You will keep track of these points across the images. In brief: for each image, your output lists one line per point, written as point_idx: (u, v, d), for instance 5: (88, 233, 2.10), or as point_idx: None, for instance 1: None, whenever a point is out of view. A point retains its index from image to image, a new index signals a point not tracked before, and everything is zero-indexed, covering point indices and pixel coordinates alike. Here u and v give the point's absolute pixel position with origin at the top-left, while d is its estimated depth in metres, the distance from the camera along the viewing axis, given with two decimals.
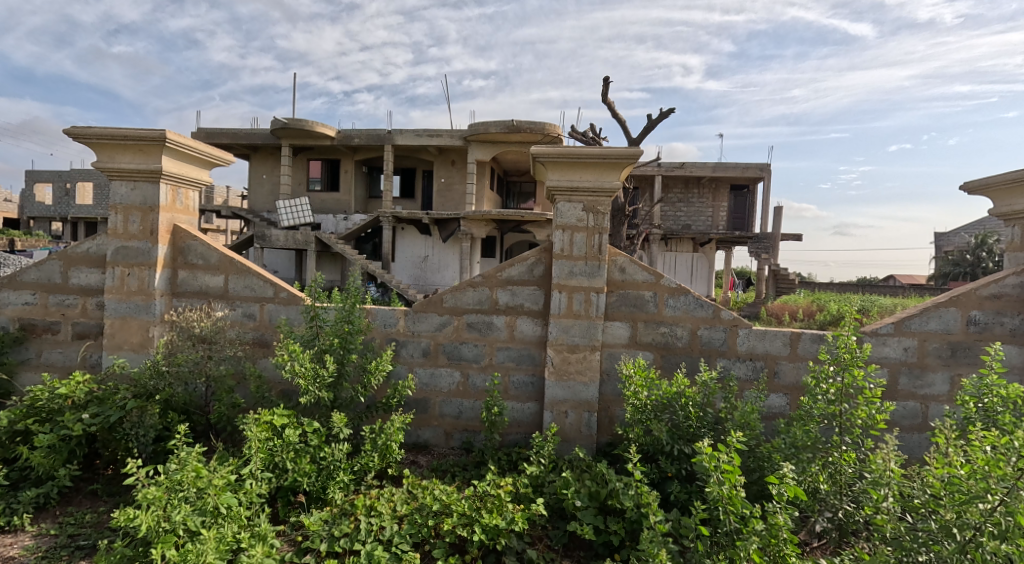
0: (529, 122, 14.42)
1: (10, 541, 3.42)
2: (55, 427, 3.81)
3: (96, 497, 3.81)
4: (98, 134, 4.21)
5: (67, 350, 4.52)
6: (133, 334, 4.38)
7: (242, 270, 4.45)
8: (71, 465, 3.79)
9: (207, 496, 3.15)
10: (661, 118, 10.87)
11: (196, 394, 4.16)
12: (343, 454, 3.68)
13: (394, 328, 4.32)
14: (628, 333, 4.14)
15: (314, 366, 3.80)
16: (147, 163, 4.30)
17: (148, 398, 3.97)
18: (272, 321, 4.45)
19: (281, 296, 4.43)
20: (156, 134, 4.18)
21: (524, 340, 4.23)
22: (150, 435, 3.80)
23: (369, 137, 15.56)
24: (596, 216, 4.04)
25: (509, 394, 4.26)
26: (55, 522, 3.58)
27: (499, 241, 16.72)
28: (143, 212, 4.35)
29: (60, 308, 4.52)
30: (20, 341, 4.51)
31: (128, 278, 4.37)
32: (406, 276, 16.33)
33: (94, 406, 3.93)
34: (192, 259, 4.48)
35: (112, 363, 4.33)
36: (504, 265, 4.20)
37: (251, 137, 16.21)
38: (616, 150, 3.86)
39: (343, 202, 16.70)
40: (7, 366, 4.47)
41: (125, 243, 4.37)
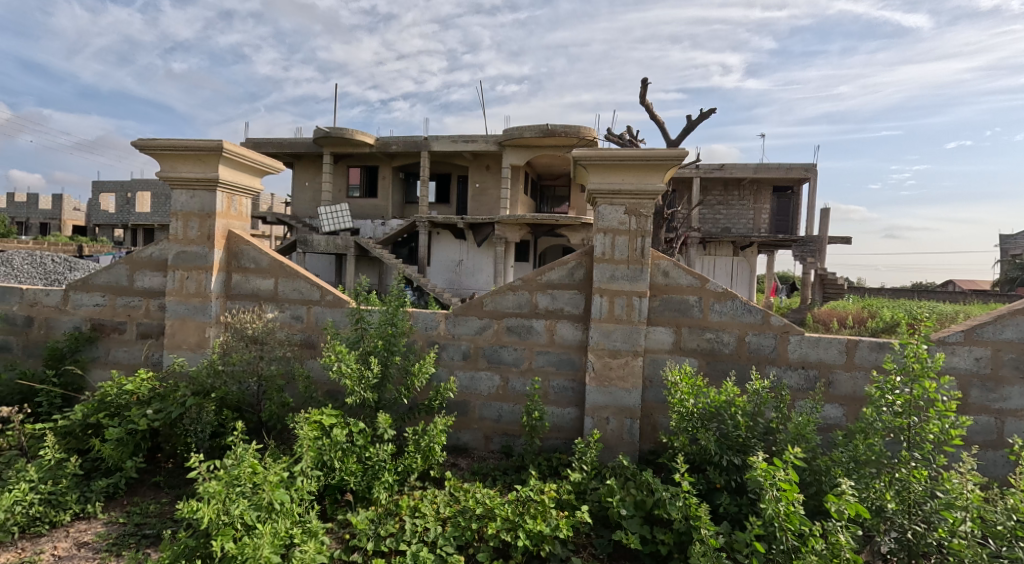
0: (563, 126, 14.29)
1: (84, 527, 3.57)
2: (123, 421, 3.98)
3: (158, 489, 3.93)
4: (161, 145, 4.37)
5: (131, 349, 4.68)
6: (190, 334, 4.51)
7: (291, 274, 4.54)
8: (137, 458, 3.92)
9: (262, 491, 3.21)
10: (701, 118, 10.72)
11: (248, 392, 4.24)
12: (388, 454, 3.72)
13: (435, 331, 4.36)
14: (671, 338, 4.07)
15: (359, 368, 3.87)
16: (207, 172, 4.43)
17: (206, 395, 4.08)
18: (318, 323, 4.53)
19: (327, 299, 4.50)
20: (214, 143, 4.31)
21: (564, 344, 4.20)
22: (207, 431, 3.91)
23: (405, 143, 15.70)
24: (639, 219, 3.99)
25: (548, 398, 4.24)
26: (124, 510, 3.72)
27: (532, 247, 16.74)
28: (201, 219, 4.49)
29: (126, 309, 4.69)
30: (92, 339, 4.69)
31: (186, 281, 4.51)
32: (442, 280, 16.49)
33: (157, 402, 4.08)
34: (244, 263, 4.60)
35: (171, 363, 4.48)
36: (544, 269, 4.18)
37: (294, 145, 16.62)
38: (659, 152, 3.81)
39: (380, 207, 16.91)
40: (79, 362, 4.65)
41: (184, 248, 4.51)
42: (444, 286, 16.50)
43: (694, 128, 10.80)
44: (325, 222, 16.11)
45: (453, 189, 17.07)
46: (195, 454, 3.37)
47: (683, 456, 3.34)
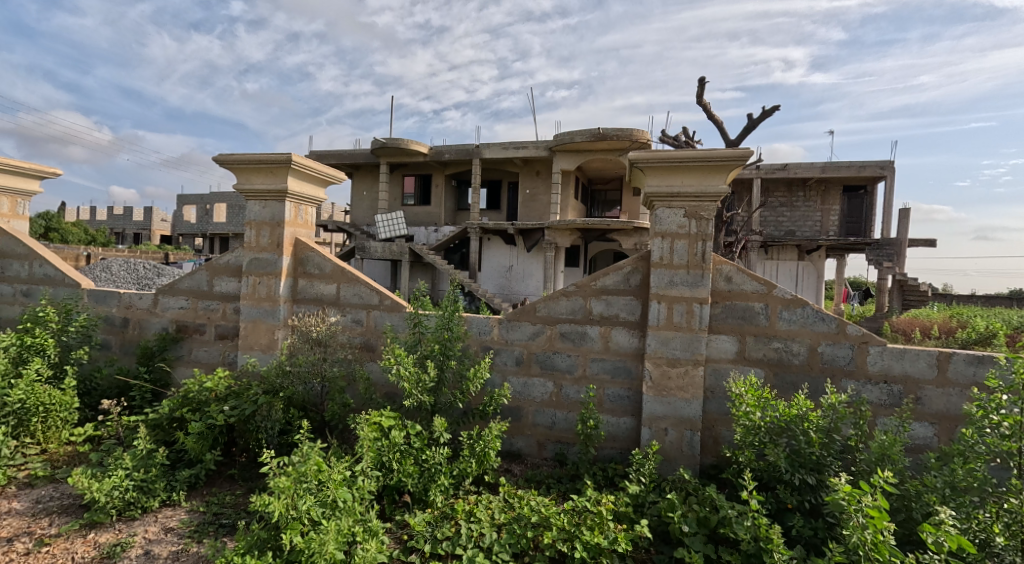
0: (616, 130, 14.09)
1: (170, 513, 3.74)
2: (204, 416, 4.13)
3: (233, 481, 4.10)
4: (238, 160, 4.59)
5: (211, 349, 4.94)
6: (262, 336, 4.68)
7: (352, 279, 4.62)
8: (215, 451, 4.07)
9: (327, 489, 3.30)
10: (763, 117, 10.39)
11: (312, 392, 4.34)
12: (443, 458, 3.73)
13: (489, 336, 4.35)
14: (734, 348, 3.92)
15: (417, 371, 3.89)
16: (277, 183, 4.60)
17: (276, 394, 4.22)
18: (378, 327, 4.61)
19: (386, 304, 4.57)
20: (283, 156, 4.49)
21: (620, 352, 4.11)
22: (275, 428, 4.06)
23: (458, 151, 15.85)
24: (699, 222, 3.86)
25: (603, 407, 4.15)
26: (203, 500, 3.89)
27: (582, 251, 16.61)
28: (272, 228, 4.65)
29: (207, 312, 4.95)
30: (177, 340, 5.00)
31: (258, 286, 4.68)
32: (492, 286, 16.51)
33: (233, 399, 4.24)
34: (310, 269, 4.72)
35: (244, 363, 4.65)
36: (598, 275, 4.10)
37: (353, 156, 17.11)
38: (721, 152, 3.69)
39: (434, 214, 17.13)
40: (166, 360, 4.95)
41: (257, 255, 4.68)
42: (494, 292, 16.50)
43: (755, 127, 10.48)
44: (382, 229, 16.57)
45: (503, 197, 17.11)
46: (267, 450, 3.44)
47: (750, 473, 3.23)
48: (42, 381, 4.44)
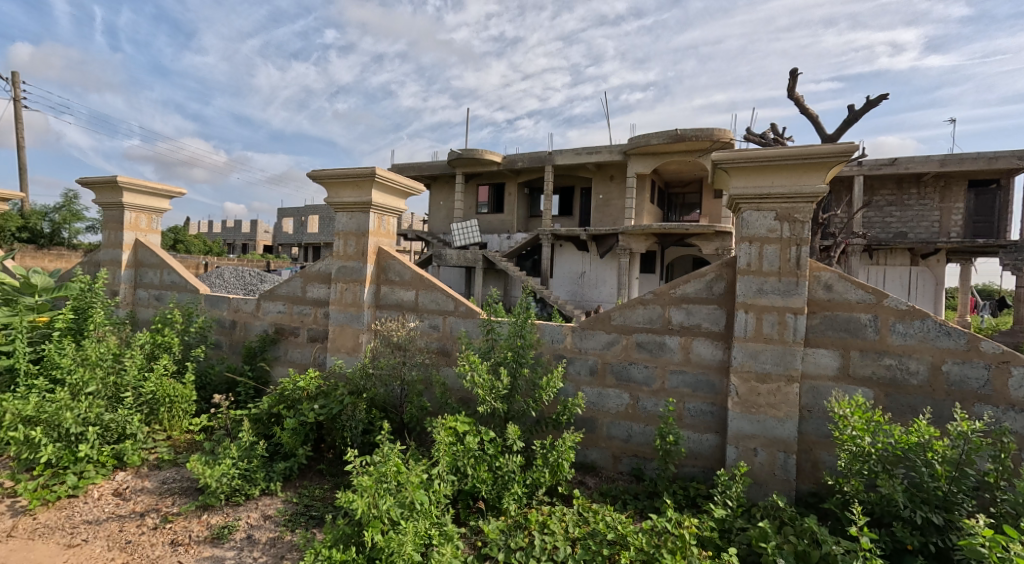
0: (695, 131, 13.62)
1: (267, 502, 4.12)
2: (298, 414, 4.48)
3: (322, 476, 4.43)
4: (329, 175, 4.96)
5: (303, 350, 5.39)
6: (347, 339, 4.99)
7: (430, 286, 4.82)
8: (307, 447, 4.41)
9: (405, 490, 3.33)
10: (866, 107, 9.71)
11: (393, 395, 4.57)
12: (517, 466, 3.66)
13: (561, 344, 4.25)
14: (837, 363, 3.63)
15: (490, 378, 3.87)
16: (362, 196, 4.95)
17: (360, 394, 4.52)
18: (453, 333, 4.73)
19: (461, 310, 4.70)
20: (368, 170, 4.80)
21: (702, 364, 3.90)
22: (359, 427, 4.31)
23: (531, 159, 15.83)
24: (792, 226, 3.61)
25: (684, 422, 3.94)
26: (296, 491, 4.25)
27: (659, 257, 16.16)
28: (357, 237, 4.97)
29: (301, 316, 5.41)
30: (275, 341, 5.50)
31: (345, 292, 5.01)
32: (564, 292, 16.40)
33: (322, 398, 4.57)
34: (392, 277, 5.00)
35: (332, 364, 4.96)
36: (678, 282, 3.91)
37: (430, 168, 17.52)
38: (818, 148, 3.45)
39: (507, 222, 17.03)
40: (266, 360, 5.48)
41: (344, 263, 5.04)
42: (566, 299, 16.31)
43: (858, 120, 9.83)
44: (456, 238, 16.72)
45: (577, 203, 16.96)
46: (351, 449, 3.64)
47: (860, 506, 2.97)
48: (169, 375, 4.93)
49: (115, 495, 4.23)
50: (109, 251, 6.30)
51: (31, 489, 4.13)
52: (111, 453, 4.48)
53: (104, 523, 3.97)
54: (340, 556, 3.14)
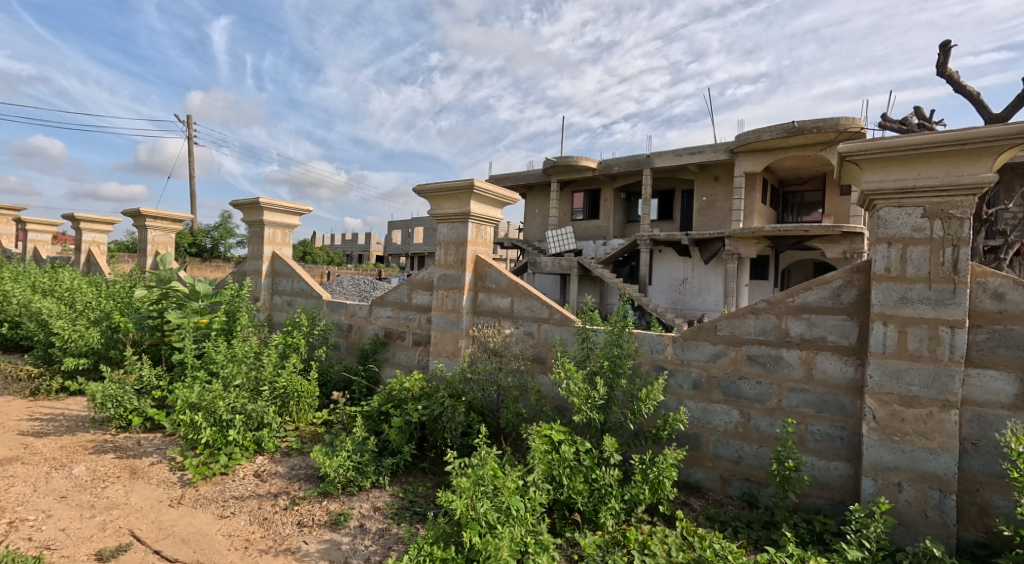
0: (815, 123, 12.51)
1: (376, 495, 4.39)
2: (403, 412, 4.80)
3: (425, 473, 4.65)
4: (431, 189, 5.41)
5: (410, 353, 5.81)
6: (448, 344, 5.38)
7: (525, 294, 5.01)
8: (411, 445, 4.68)
9: (501, 494, 3.26)
10: None
11: (490, 399, 4.74)
12: (614, 479, 3.51)
13: (662, 355, 4.00)
14: (1016, 390, 3.13)
15: (586, 388, 3.74)
16: (461, 207, 5.33)
17: (459, 398, 4.71)
18: (548, 340, 4.87)
19: (555, 317, 4.80)
20: (465, 183, 5.16)
21: (828, 382, 3.52)
22: (457, 430, 4.50)
23: (629, 163, 15.46)
24: (946, 223, 3.19)
25: (806, 446, 3.57)
26: (401, 486, 4.47)
27: (772, 262, 15.16)
28: (456, 247, 5.35)
29: (407, 321, 5.84)
30: (385, 344, 5.98)
31: (446, 299, 5.40)
32: (664, 299, 15.90)
33: (425, 399, 4.87)
34: (488, 284, 5.27)
35: (435, 367, 5.35)
36: (798, 289, 3.57)
37: (526, 177, 17.63)
38: (977, 131, 3.05)
39: (603, 228, 16.74)
40: (376, 361, 6.00)
41: (445, 271, 5.43)
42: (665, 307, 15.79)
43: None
44: (552, 244, 16.83)
45: (677, 204, 16.34)
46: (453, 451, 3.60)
47: None
48: (296, 372, 5.34)
49: (255, 477, 4.65)
50: (254, 263, 7.26)
51: (194, 464, 4.63)
52: (253, 438, 4.89)
53: (247, 499, 4.35)
54: (443, 554, 3.09)
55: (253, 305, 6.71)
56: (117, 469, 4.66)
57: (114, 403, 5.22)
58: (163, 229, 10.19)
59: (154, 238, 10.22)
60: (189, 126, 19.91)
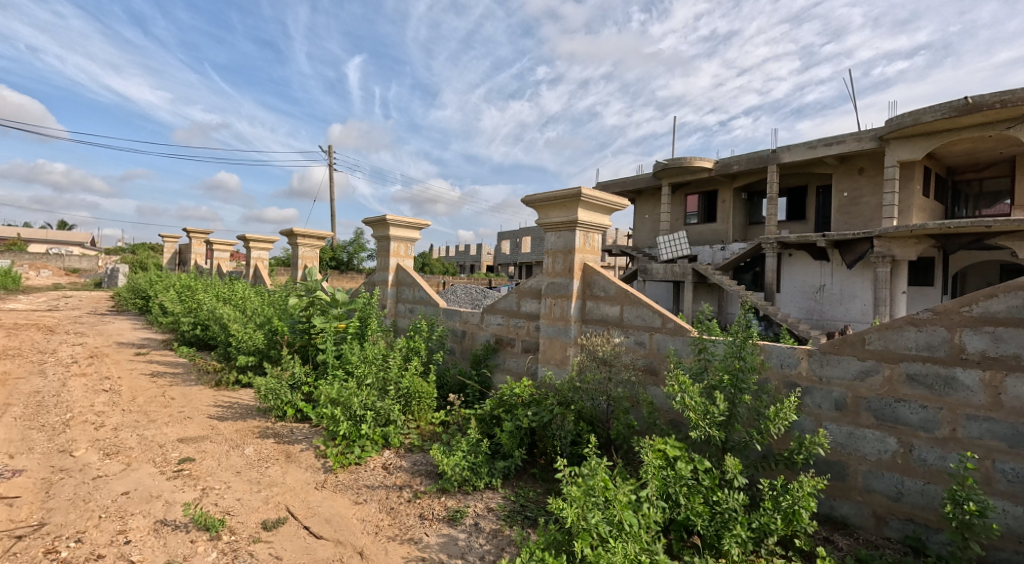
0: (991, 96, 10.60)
1: (490, 495, 4.55)
2: (515, 418, 5.01)
3: (536, 479, 4.80)
4: (540, 200, 5.80)
5: (519, 359, 6.07)
6: (557, 351, 5.58)
7: (634, 301, 5.12)
8: (522, 449, 4.84)
9: (614, 508, 3.16)
10: None
11: (600, 409, 4.84)
12: (739, 504, 3.29)
13: (794, 370, 3.69)
14: None
15: (704, 403, 3.56)
16: (568, 215, 5.59)
17: (569, 406, 4.87)
18: (660, 350, 4.93)
19: (669, 327, 4.89)
20: (573, 191, 5.43)
21: (1017, 410, 3.08)
22: (567, 438, 4.66)
23: (751, 160, 14.57)
24: None
25: (989, 485, 3.14)
26: (514, 488, 4.63)
27: (938, 264, 13.41)
28: (564, 255, 5.59)
29: (516, 328, 6.11)
30: (495, 350, 6.27)
31: (554, 307, 5.62)
32: (799, 309, 14.75)
33: (534, 405, 5.06)
34: (596, 292, 5.43)
35: (544, 374, 5.56)
36: (975, 300, 3.17)
37: (636, 183, 17.20)
38: None
39: (721, 232, 15.87)
40: (489, 367, 6.27)
41: (552, 280, 5.66)
42: (802, 318, 14.57)
43: None
44: (663, 250, 16.33)
45: (811, 203, 15.14)
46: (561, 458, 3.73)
47: None
48: (418, 375, 5.73)
49: (383, 469, 4.96)
50: (382, 273, 7.74)
51: (335, 453, 5.03)
52: (381, 433, 5.26)
53: (378, 489, 4.64)
54: (553, 560, 3.02)
55: (381, 310, 7.32)
56: (275, 452, 5.20)
57: (273, 395, 5.92)
58: (311, 246, 10.97)
59: (304, 253, 11.02)
60: (330, 156, 22.25)
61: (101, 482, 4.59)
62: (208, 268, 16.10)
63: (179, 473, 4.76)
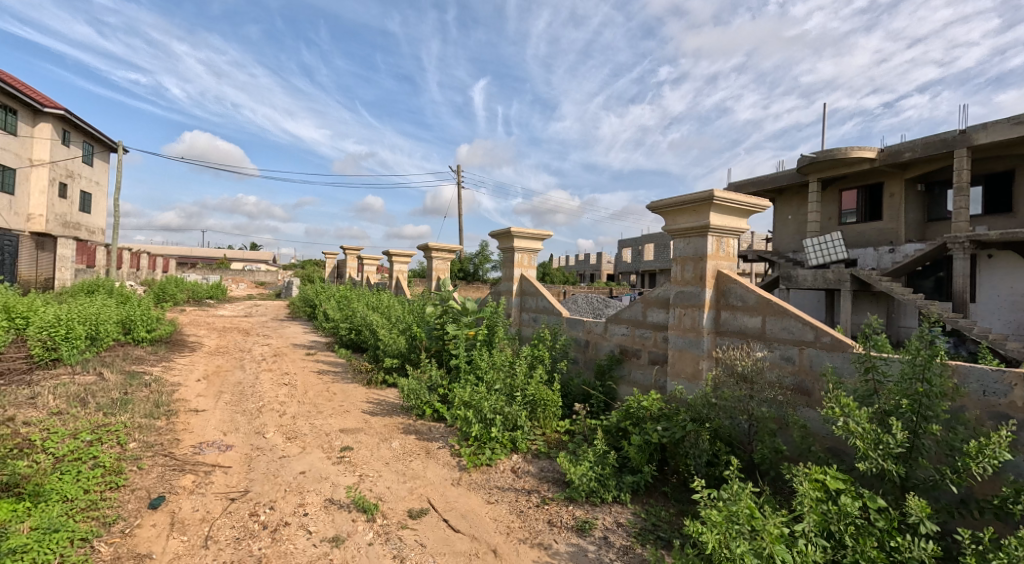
0: None
1: (618, 510, 4.45)
2: (643, 432, 4.83)
3: (667, 498, 4.60)
4: (667, 205, 5.41)
5: (645, 372, 5.67)
6: (688, 364, 5.18)
7: (779, 312, 4.71)
8: (652, 465, 4.68)
9: (762, 540, 3.30)
10: None
11: (740, 429, 4.52)
12: (924, 551, 3.19)
13: (1004, 400, 3.49)
14: None
15: (876, 431, 3.44)
16: (700, 220, 5.16)
17: (703, 424, 4.54)
18: (813, 368, 4.51)
19: (824, 341, 4.45)
20: (705, 195, 5.02)
21: None
22: (703, 457, 4.38)
23: (927, 146, 12.47)
24: None
25: None
26: (644, 505, 4.50)
27: None
28: (695, 262, 5.21)
29: (642, 339, 5.72)
30: (620, 361, 5.90)
31: (684, 317, 5.25)
32: (1003, 323, 12.44)
33: (665, 420, 4.80)
34: (733, 301, 5.03)
35: (673, 389, 5.21)
36: None
37: (778, 181, 15.78)
38: None
39: (889, 231, 13.96)
40: (614, 378, 5.93)
41: (683, 289, 5.31)
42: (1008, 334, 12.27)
43: None
44: (813, 255, 14.76)
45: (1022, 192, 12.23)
46: (699, 479, 3.74)
47: None
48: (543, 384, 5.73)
49: (512, 472, 5.05)
50: (506, 284, 7.59)
51: (468, 452, 5.26)
52: (509, 437, 5.37)
53: (509, 490, 4.79)
54: None
55: (506, 319, 7.09)
56: (416, 448, 5.51)
57: (415, 395, 6.34)
58: (444, 258, 11.13)
59: (438, 265, 11.22)
60: None
61: (286, 460, 5.24)
62: (359, 280, 17.08)
63: (341, 459, 5.27)
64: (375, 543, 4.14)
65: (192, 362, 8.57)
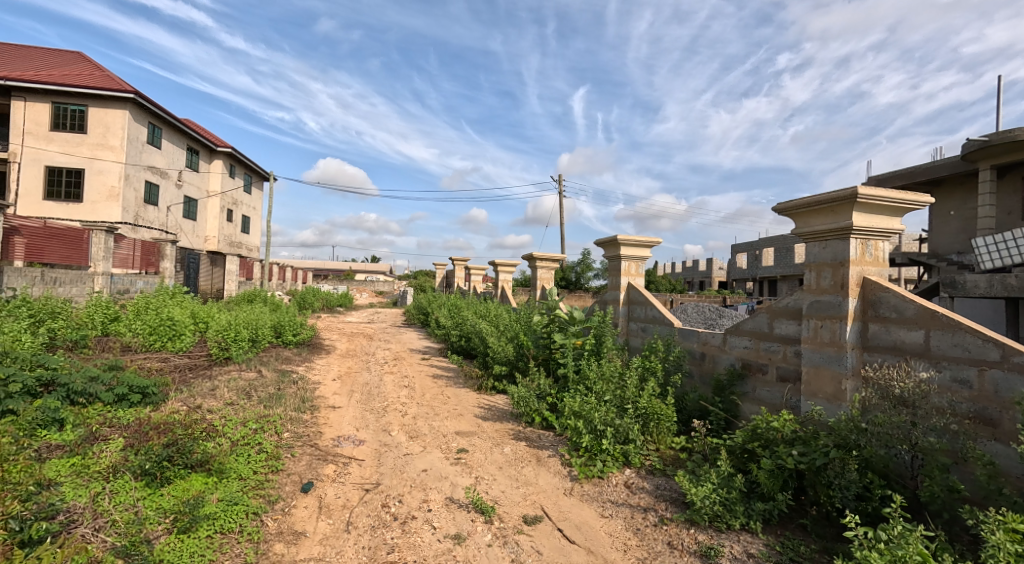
0: None
1: (748, 539, 3.79)
2: (774, 455, 4.04)
3: (806, 532, 3.82)
4: (797, 206, 4.67)
5: (772, 390, 4.87)
6: (827, 383, 4.37)
7: (949, 325, 3.85)
8: (787, 493, 3.91)
9: None
10: None
11: (899, 462, 3.77)
12: None
13: None
14: None
15: None
16: (839, 221, 4.40)
17: (850, 451, 3.83)
18: (999, 393, 3.66)
19: (1013, 362, 3.59)
20: (847, 193, 4.27)
21: None
22: (852, 490, 3.65)
23: None
24: None
25: None
26: (778, 537, 3.79)
27: None
28: (834, 268, 4.41)
29: (768, 353, 4.92)
30: (742, 376, 5.11)
31: (821, 330, 4.45)
32: None
33: (800, 445, 4.01)
34: (884, 312, 4.19)
35: (810, 411, 4.41)
36: None
37: (935, 170, 13.24)
38: None
39: None
40: (735, 395, 5.14)
41: (818, 297, 4.50)
42: None
43: None
44: (984, 256, 11.42)
45: None
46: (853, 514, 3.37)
47: None
48: (656, 396, 5.11)
49: (626, 487, 4.51)
50: (613, 293, 7.03)
51: (579, 463, 4.80)
52: (621, 450, 4.83)
53: (622, 506, 4.29)
54: None
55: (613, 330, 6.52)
56: (527, 454, 5.10)
57: (523, 403, 5.89)
58: (550, 267, 10.73)
59: (542, 275, 10.82)
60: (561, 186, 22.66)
61: (410, 457, 5.04)
62: (466, 290, 17.06)
63: (459, 460, 4.99)
64: (495, 544, 3.91)
65: (328, 363, 8.74)
